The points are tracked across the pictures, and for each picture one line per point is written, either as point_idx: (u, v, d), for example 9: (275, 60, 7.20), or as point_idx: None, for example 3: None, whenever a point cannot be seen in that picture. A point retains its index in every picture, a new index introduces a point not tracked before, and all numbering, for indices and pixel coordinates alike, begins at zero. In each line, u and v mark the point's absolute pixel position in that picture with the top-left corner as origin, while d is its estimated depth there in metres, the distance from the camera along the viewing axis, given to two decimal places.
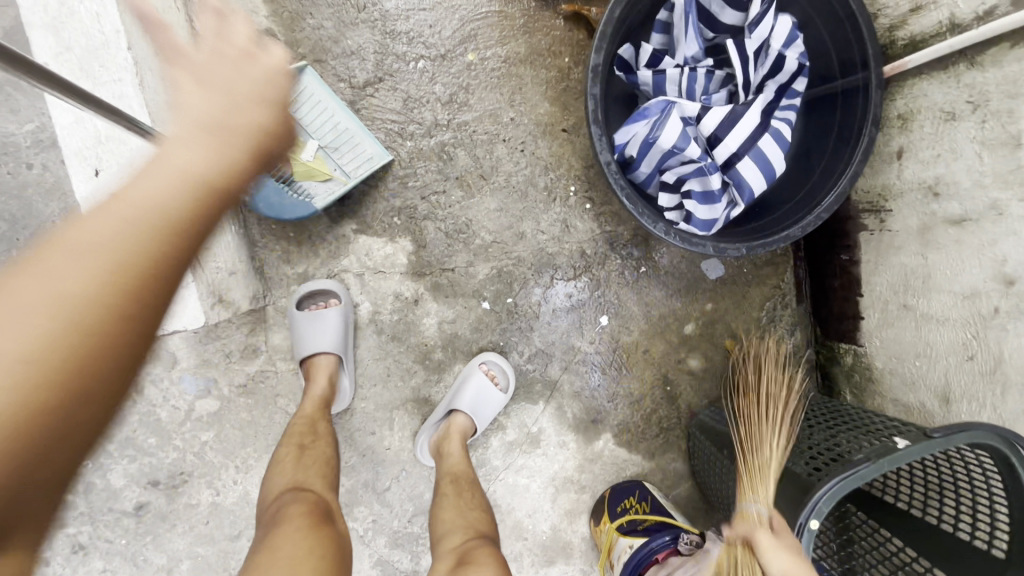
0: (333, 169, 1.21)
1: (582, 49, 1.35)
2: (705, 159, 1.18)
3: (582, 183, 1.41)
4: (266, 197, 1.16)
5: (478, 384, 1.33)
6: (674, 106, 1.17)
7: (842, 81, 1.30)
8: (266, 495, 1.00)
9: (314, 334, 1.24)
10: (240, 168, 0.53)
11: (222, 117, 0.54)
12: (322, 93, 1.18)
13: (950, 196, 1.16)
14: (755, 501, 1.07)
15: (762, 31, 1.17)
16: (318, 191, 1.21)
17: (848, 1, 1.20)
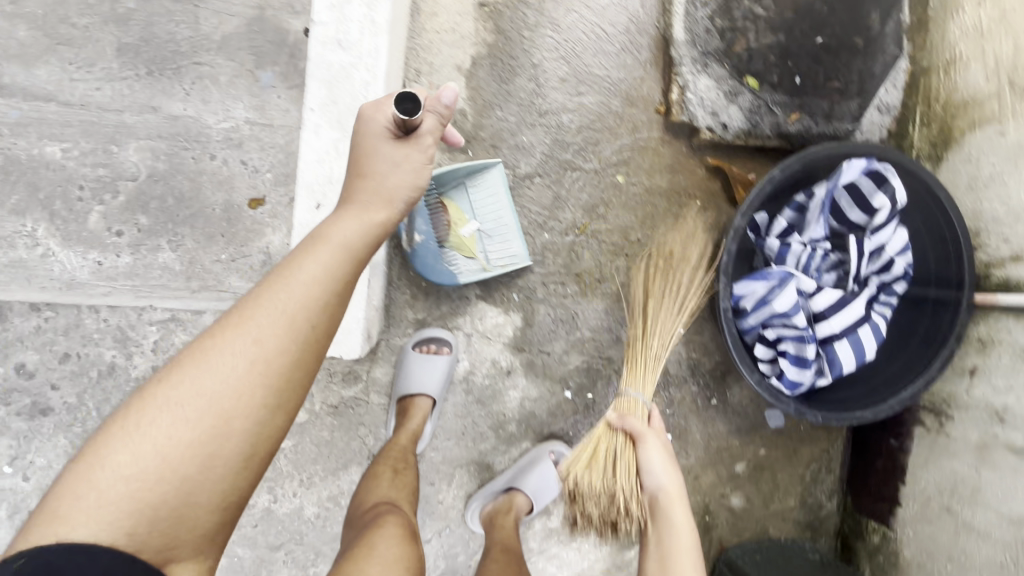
0: (479, 251, 1.40)
1: (714, 198, 1.52)
2: (808, 330, 1.31)
3: (682, 310, 1.54)
4: (423, 256, 1.33)
5: (544, 469, 1.38)
6: (794, 277, 1.31)
7: (935, 292, 1.46)
8: (356, 508, 1.11)
9: (420, 377, 1.34)
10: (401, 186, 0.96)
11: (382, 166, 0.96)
12: (501, 192, 1.37)
13: (1016, 427, 1.29)
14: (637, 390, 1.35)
15: (881, 236, 1.35)
16: (462, 263, 1.40)
17: (958, 232, 1.37)
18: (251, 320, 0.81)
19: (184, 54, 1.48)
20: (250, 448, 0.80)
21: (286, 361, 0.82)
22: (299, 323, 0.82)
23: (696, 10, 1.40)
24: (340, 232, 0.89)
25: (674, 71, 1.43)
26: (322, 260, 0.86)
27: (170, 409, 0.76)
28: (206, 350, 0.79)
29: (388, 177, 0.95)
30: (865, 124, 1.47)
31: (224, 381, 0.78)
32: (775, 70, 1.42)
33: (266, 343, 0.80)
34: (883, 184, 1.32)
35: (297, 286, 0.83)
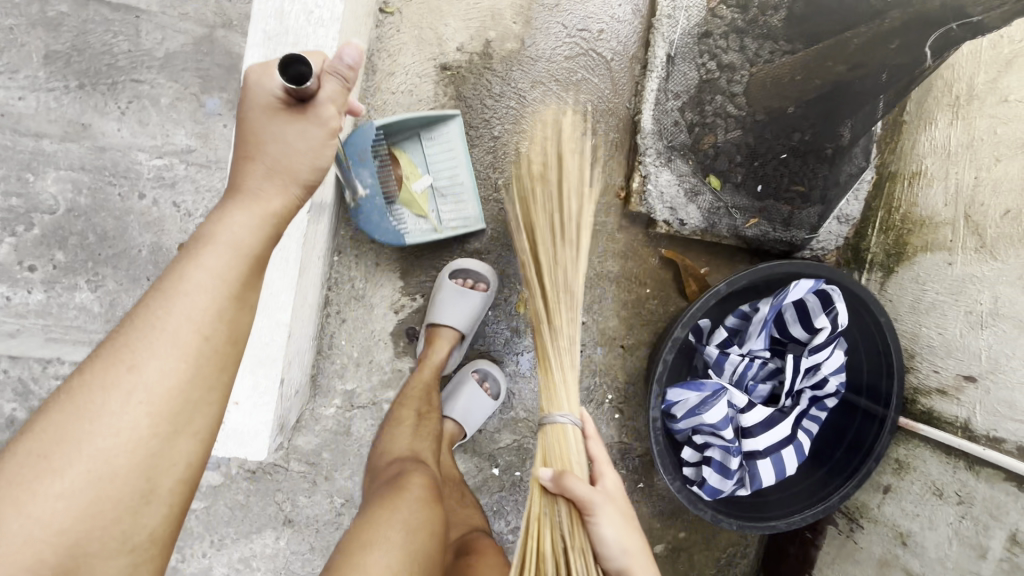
0: (431, 210, 1.31)
1: (664, 288, 1.51)
2: (733, 443, 1.33)
3: (619, 395, 1.53)
4: (369, 210, 1.23)
5: (469, 391, 1.35)
6: (726, 391, 1.31)
7: (865, 403, 1.48)
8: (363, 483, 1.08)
9: (453, 311, 1.31)
10: (298, 158, 0.76)
11: (267, 140, 0.75)
12: (457, 147, 1.29)
13: (915, 553, 1.33)
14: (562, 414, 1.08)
15: (818, 356, 1.34)
16: (411, 222, 1.30)
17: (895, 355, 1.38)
18: (132, 352, 0.65)
19: (119, 71, 1.36)
20: (156, 503, 0.66)
21: (184, 385, 0.67)
22: (196, 347, 0.68)
23: (666, 101, 1.36)
24: (232, 228, 0.72)
25: (638, 160, 1.39)
26: (215, 263, 0.70)
27: (43, 478, 0.61)
28: (82, 394, 0.64)
29: (281, 155, 0.75)
30: (822, 234, 1.47)
31: (110, 433, 0.63)
32: (739, 172, 1.36)
33: (151, 378, 0.65)
34: (828, 304, 1.32)
35: (185, 297, 0.68)
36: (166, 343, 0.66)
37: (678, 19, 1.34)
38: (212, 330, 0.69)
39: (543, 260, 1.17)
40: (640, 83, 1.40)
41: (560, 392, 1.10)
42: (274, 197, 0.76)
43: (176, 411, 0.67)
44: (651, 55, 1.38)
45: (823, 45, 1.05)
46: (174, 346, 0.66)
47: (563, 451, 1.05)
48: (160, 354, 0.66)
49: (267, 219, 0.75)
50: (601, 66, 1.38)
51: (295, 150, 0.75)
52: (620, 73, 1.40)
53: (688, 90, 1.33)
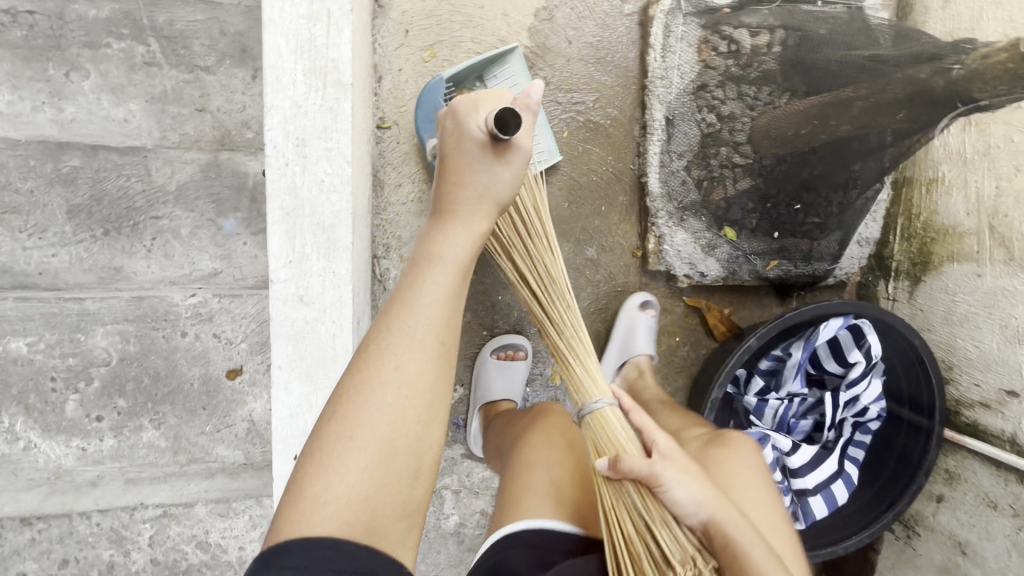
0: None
1: (694, 333, 1.53)
2: (781, 484, 1.37)
3: None
4: None
5: None
6: (769, 439, 1.35)
7: (908, 413, 1.47)
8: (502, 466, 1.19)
9: (502, 382, 1.37)
10: (504, 186, 0.78)
11: (475, 171, 0.77)
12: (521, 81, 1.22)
13: (975, 562, 1.36)
14: (599, 397, 0.99)
15: (856, 389, 1.36)
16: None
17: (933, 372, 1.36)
18: (390, 351, 0.67)
19: (132, 213, 1.32)
20: (417, 471, 0.67)
21: (441, 376, 0.69)
22: (443, 342, 0.70)
23: (671, 162, 1.36)
24: (452, 245, 0.74)
25: (650, 222, 1.40)
26: (441, 278, 0.72)
27: (343, 446, 0.63)
28: (357, 383, 0.66)
29: (489, 184, 0.78)
30: (845, 260, 1.47)
31: (385, 410, 0.65)
32: (755, 219, 1.37)
33: (411, 370, 0.67)
34: (860, 339, 1.33)
35: (425, 305, 0.70)
36: (422, 339, 0.69)
37: (673, 80, 1.34)
38: (450, 326, 0.71)
39: (517, 249, 1.08)
40: (641, 145, 1.40)
41: (585, 375, 1.02)
42: (483, 222, 0.78)
43: (433, 399, 0.69)
44: (649, 117, 1.37)
45: (829, 98, 1.09)
46: (427, 340, 0.69)
47: (612, 435, 0.94)
48: (418, 348, 0.68)
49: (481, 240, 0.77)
50: (603, 135, 1.39)
51: (497, 182, 0.78)
52: (621, 138, 1.40)
53: (692, 147, 1.34)
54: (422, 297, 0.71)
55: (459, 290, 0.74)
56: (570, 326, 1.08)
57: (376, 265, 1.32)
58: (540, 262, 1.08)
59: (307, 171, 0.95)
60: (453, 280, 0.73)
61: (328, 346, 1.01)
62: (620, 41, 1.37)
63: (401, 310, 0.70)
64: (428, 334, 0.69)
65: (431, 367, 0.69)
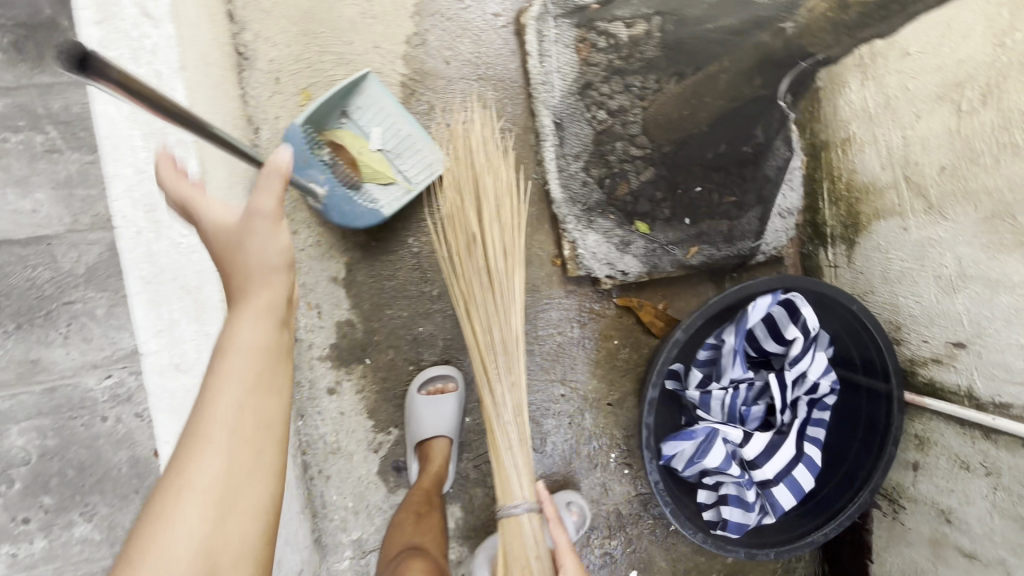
0: (395, 174, 1.26)
1: (631, 333, 1.47)
2: (743, 478, 1.29)
3: (622, 450, 1.49)
4: (337, 206, 1.20)
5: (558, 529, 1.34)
6: (718, 432, 1.28)
7: (864, 379, 1.39)
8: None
9: (431, 417, 1.29)
10: (282, 252, 0.69)
11: (238, 238, 0.68)
12: (385, 102, 1.23)
13: (961, 529, 1.27)
14: (518, 505, 1.10)
15: (801, 365, 1.30)
16: (383, 195, 1.25)
17: (877, 335, 1.29)
18: (179, 468, 0.60)
19: (49, 299, 1.04)
20: None
21: (255, 474, 0.63)
22: (246, 437, 0.63)
23: (568, 164, 1.32)
24: (244, 332, 0.66)
25: (561, 228, 1.36)
26: (240, 365, 0.65)
27: None
28: (148, 520, 0.58)
29: (263, 252, 0.68)
30: (768, 234, 1.41)
31: (176, 546, 0.57)
32: (666, 209, 1.34)
33: (211, 484, 0.60)
34: (794, 313, 1.28)
35: (222, 405, 0.62)
36: (222, 447, 0.61)
37: (554, 83, 1.31)
38: (261, 419, 0.64)
39: (477, 310, 1.12)
40: (538, 152, 1.36)
41: (508, 483, 1.12)
42: (279, 294, 0.69)
43: (242, 509, 0.61)
44: (539, 123, 1.34)
45: (696, 80, 1.13)
46: (226, 444, 0.61)
47: (523, 546, 1.08)
48: (220, 457, 0.61)
49: (281, 316, 0.69)
50: None
51: (279, 248, 0.69)
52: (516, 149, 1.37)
53: (586, 147, 1.31)
54: (226, 396, 0.63)
55: (269, 376, 0.66)
56: (510, 407, 1.13)
57: None
58: (497, 329, 1.12)
59: (161, 236, 0.92)
60: (255, 365, 0.65)
61: None
62: (498, 52, 1.34)
63: (199, 418, 0.62)
64: (234, 436, 0.62)
65: (237, 469, 0.61)
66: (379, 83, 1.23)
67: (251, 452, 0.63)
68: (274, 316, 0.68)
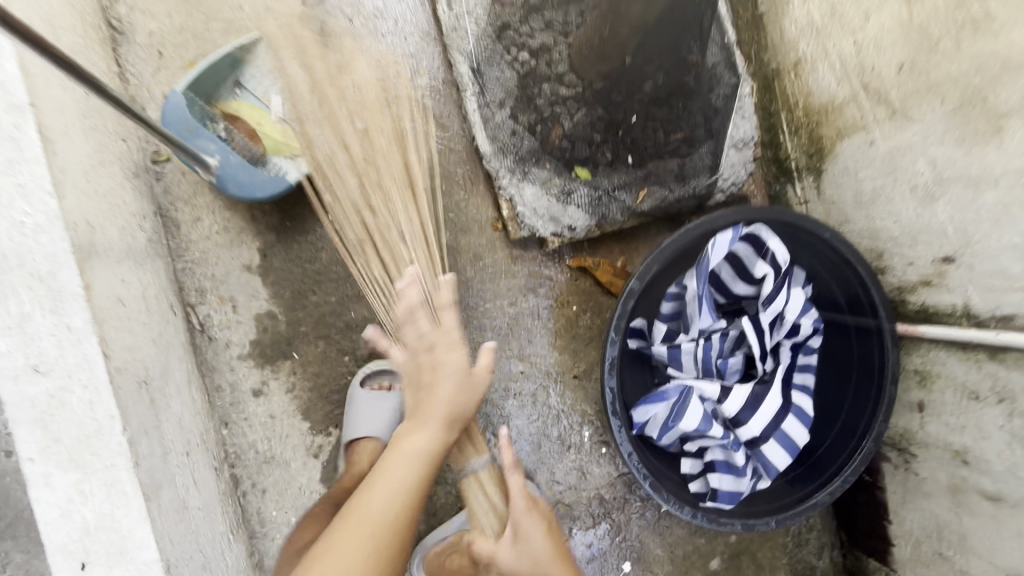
0: None
1: (590, 296, 1.33)
2: (727, 438, 1.15)
3: (596, 428, 1.34)
4: (235, 174, 1.07)
5: None
6: (693, 389, 1.14)
7: (852, 318, 1.22)
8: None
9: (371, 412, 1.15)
10: (449, 399, 0.86)
11: (427, 360, 0.87)
12: (278, 68, 1.16)
13: (981, 470, 1.12)
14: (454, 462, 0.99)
15: (776, 305, 1.15)
16: (291, 164, 1.14)
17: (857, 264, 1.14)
18: (347, 525, 0.79)
19: None
20: None
21: (388, 553, 0.79)
22: (379, 555, 0.78)
23: (493, 114, 1.20)
24: (412, 439, 0.84)
25: (495, 186, 1.23)
26: (404, 471, 0.83)
27: None
28: (329, 540, 0.79)
29: (454, 395, 0.87)
30: (723, 168, 1.28)
31: None
32: (608, 152, 1.22)
33: (359, 564, 0.77)
34: (761, 248, 1.15)
35: (381, 492, 0.81)
36: (372, 540, 0.78)
37: (467, 28, 1.19)
38: (403, 522, 0.80)
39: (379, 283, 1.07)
40: (461, 106, 1.25)
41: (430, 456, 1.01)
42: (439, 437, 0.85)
43: None
44: (456, 74, 1.22)
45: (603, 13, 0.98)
46: (376, 536, 0.78)
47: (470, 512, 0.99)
48: (372, 534, 0.78)
49: (438, 451, 0.85)
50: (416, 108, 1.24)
51: (467, 374, 0.89)
52: (436, 106, 1.25)
53: (510, 93, 1.19)
54: (394, 471, 0.82)
55: (411, 504, 0.82)
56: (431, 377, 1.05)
57: (193, 315, 1.15)
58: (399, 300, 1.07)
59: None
60: (413, 473, 0.83)
61: (87, 413, 0.81)
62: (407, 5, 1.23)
63: (377, 469, 0.84)
64: (381, 526, 0.79)
65: (380, 560, 0.78)
66: (270, 52, 1.16)
67: (390, 542, 0.79)
68: (432, 456, 0.84)
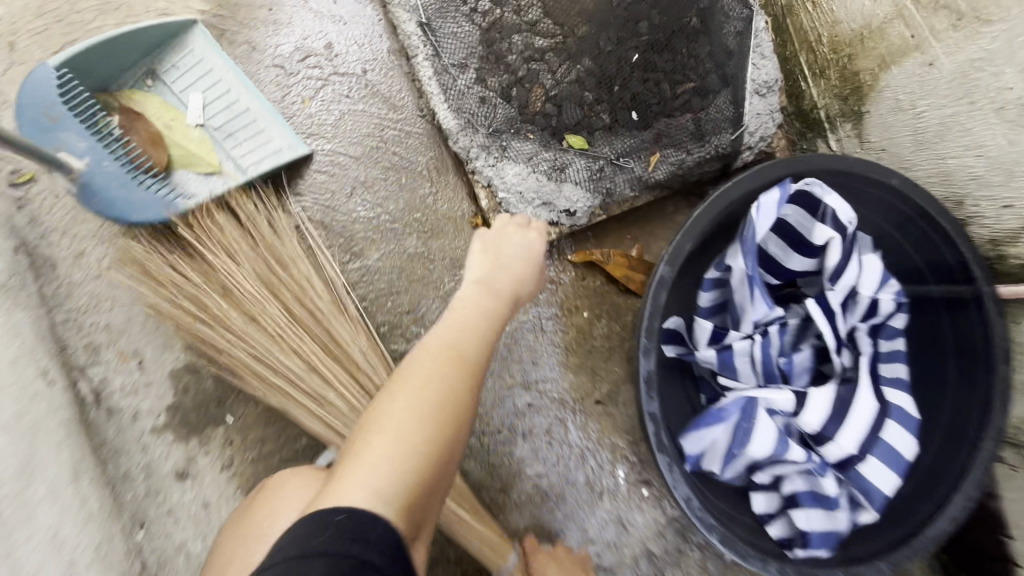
0: (222, 161, 0.93)
1: (604, 298, 1.06)
2: (811, 461, 0.86)
3: (632, 463, 1.05)
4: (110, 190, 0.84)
5: None
6: (757, 402, 0.85)
7: (935, 287, 0.94)
8: (233, 548, 0.72)
9: None
10: (522, 271, 0.76)
11: (498, 243, 0.78)
12: (213, 60, 0.95)
13: None
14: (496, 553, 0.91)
15: (847, 279, 0.89)
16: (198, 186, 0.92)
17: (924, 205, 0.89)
18: (416, 365, 0.63)
19: None
20: (433, 462, 0.58)
21: (468, 375, 0.64)
22: (457, 415, 0.61)
23: (455, 80, 0.94)
24: (471, 291, 0.71)
25: (468, 171, 0.98)
26: (471, 311, 0.69)
27: (367, 442, 0.57)
28: (391, 394, 0.62)
29: (524, 250, 0.78)
30: (748, 119, 1.02)
31: (406, 415, 0.58)
32: (604, 111, 0.97)
33: (439, 380, 0.62)
34: (814, 208, 0.89)
35: (452, 326, 0.67)
36: (453, 364, 0.63)
37: None
38: (485, 355, 0.67)
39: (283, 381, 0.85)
40: (413, 77, 0.99)
41: None
42: (511, 282, 0.74)
43: (461, 420, 0.61)
44: (404, 38, 0.98)
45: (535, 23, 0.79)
46: (456, 368, 0.63)
47: None
48: (449, 364, 0.63)
49: (514, 294, 0.74)
50: (359, 88, 0.99)
51: (532, 245, 0.80)
52: (383, 82, 0.99)
53: (473, 51, 0.94)
54: (460, 321, 0.68)
55: (489, 333, 0.69)
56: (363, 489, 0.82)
57: (86, 381, 0.87)
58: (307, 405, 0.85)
59: None
60: (487, 314, 0.70)
61: None
62: None
63: (437, 329, 0.68)
64: (463, 356, 0.64)
65: (466, 369, 0.64)
66: (211, 38, 0.96)
67: (472, 370, 0.64)
68: (504, 296, 0.73)
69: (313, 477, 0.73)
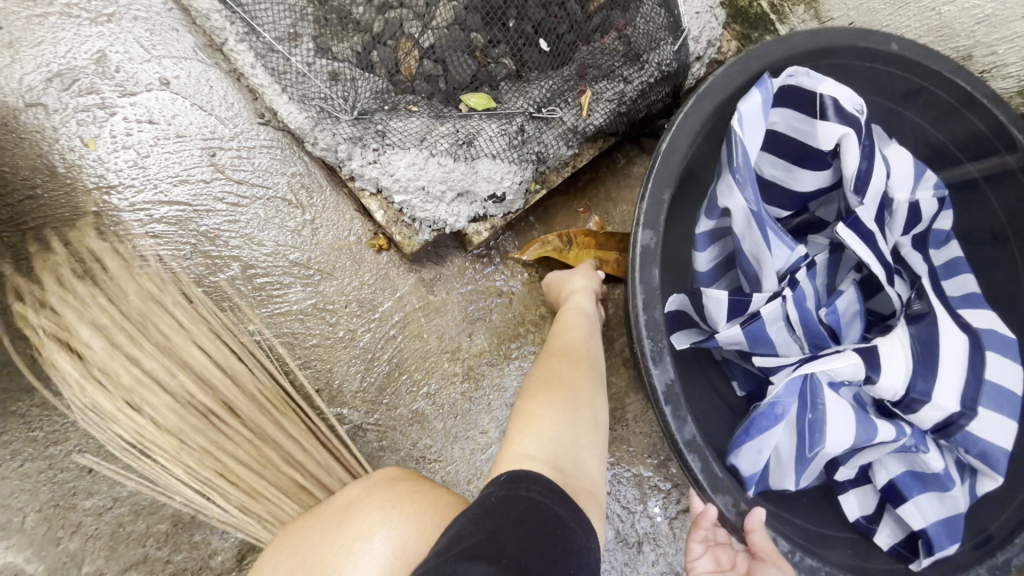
0: None
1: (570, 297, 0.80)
2: (902, 434, 0.63)
3: (665, 494, 0.80)
4: None
5: None
6: (815, 380, 0.61)
7: (974, 167, 0.73)
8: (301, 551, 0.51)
9: None
10: (587, 290, 0.70)
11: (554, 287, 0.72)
12: None
13: None
14: None
15: (876, 186, 0.66)
16: None
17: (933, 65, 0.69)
18: (548, 360, 0.62)
19: None
20: (578, 450, 0.54)
21: (584, 374, 0.61)
22: (588, 410, 0.58)
23: (289, 60, 0.67)
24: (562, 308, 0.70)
25: (346, 179, 0.70)
26: (577, 323, 0.67)
27: (528, 421, 0.55)
28: (542, 376, 0.60)
29: (574, 281, 0.71)
30: (686, 20, 0.77)
31: (547, 396, 0.57)
32: (503, 52, 0.70)
33: (566, 375, 0.60)
34: (810, 105, 0.65)
35: (566, 330, 0.66)
36: (572, 361, 0.62)
37: None
38: (595, 357, 0.65)
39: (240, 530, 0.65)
40: (237, 74, 0.70)
41: None
42: (591, 295, 0.70)
43: (596, 412, 0.59)
44: (204, 20, 0.68)
45: None
46: (577, 366, 0.62)
47: None
48: (569, 364, 0.62)
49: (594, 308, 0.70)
50: (163, 106, 0.70)
51: (572, 279, 0.71)
52: (197, 90, 0.70)
53: (302, 13, 0.67)
54: (565, 329, 0.67)
55: (592, 339, 0.67)
56: None
57: None
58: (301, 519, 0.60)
59: None
60: (583, 321, 0.68)
61: None
62: None
63: (554, 333, 0.67)
64: (577, 356, 0.63)
65: (584, 370, 0.62)
66: None
67: (588, 371, 0.62)
68: (588, 310, 0.69)
69: (424, 483, 0.54)
